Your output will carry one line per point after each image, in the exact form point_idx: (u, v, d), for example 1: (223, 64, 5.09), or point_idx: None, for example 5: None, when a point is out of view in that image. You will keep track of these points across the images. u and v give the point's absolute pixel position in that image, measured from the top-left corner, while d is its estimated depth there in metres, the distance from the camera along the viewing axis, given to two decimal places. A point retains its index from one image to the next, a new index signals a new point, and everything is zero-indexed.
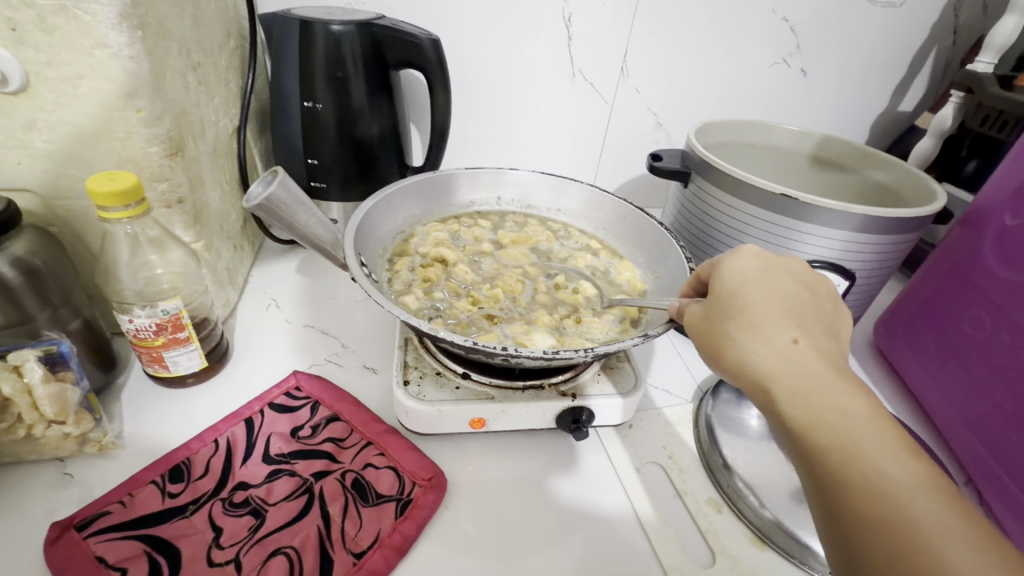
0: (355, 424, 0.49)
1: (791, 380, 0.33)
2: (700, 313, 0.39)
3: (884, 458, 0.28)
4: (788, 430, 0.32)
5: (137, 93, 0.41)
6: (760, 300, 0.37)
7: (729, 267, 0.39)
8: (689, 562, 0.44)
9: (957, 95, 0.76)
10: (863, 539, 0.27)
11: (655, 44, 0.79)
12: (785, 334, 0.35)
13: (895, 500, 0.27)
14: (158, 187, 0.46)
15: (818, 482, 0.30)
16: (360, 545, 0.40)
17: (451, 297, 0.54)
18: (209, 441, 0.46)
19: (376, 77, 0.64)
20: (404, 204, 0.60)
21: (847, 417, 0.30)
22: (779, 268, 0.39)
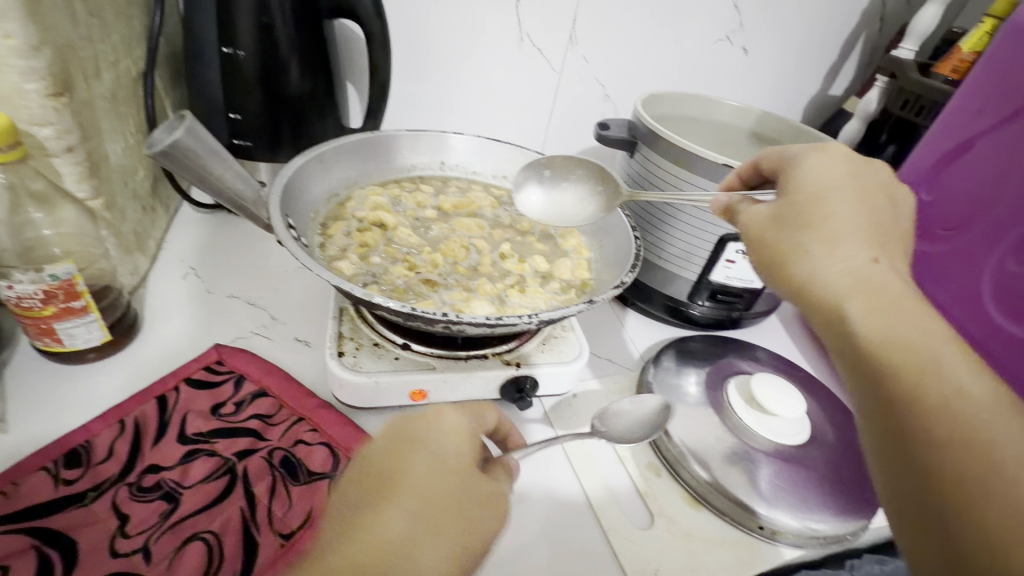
0: (284, 398, 0.46)
1: (873, 295, 0.33)
2: (763, 222, 0.38)
3: (967, 380, 0.29)
4: (858, 346, 0.32)
5: (5, 16, 0.35)
6: (840, 212, 0.36)
7: (811, 172, 0.38)
8: (629, 525, 0.45)
9: (882, 79, 0.81)
10: (936, 460, 0.27)
11: (605, 11, 0.77)
12: (866, 253, 0.34)
13: (973, 418, 0.27)
14: (41, 133, 0.40)
15: (888, 401, 0.30)
16: (289, 526, 0.38)
17: (388, 262, 0.51)
18: (111, 421, 0.41)
19: (307, 24, 0.59)
20: (338, 164, 0.55)
21: (926, 335, 0.31)
22: (869, 175, 0.38)
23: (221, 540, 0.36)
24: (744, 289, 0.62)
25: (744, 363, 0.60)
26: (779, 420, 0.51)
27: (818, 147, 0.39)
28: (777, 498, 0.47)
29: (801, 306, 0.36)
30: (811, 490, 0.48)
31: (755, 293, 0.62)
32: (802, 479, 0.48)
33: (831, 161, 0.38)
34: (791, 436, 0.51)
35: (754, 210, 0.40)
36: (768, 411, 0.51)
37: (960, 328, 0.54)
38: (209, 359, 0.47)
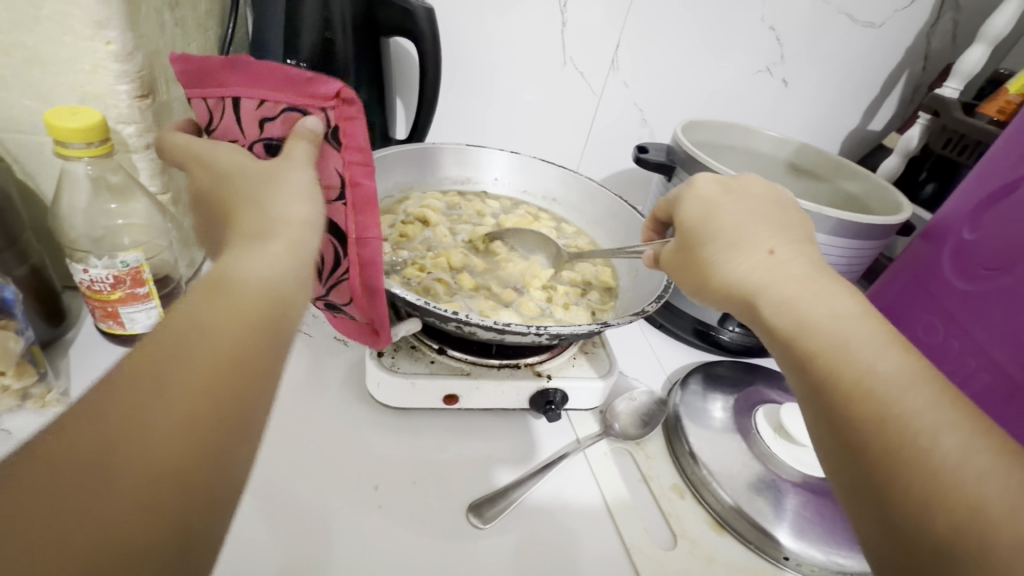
0: (364, 234, 0.38)
1: (779, 285, 0.33)
2: (677, 250, 0.41)
3: (873, 354, 0.28)
4: (780, 341, 0.32)
5: (108, 23, 0.38)
6: (730, 221, 0.38)
7: (692, 198, 0.41)
8: (653, 545, 0.44)
9: (925, 117, 0.80)
10: (860, 438, 0.27)
11: (647, 39, 0.79)
12: (762, 247, 0.36)
13: (886, 401, 0.27)
14: (125, 130, 0.43)
15: (814, 389, 0.29)
16: (376, 316, 0.42)
17: (415, 254, 0.56)
18: (244, 77, 0.35)
19: (365, 40, 0.62)
20: (392, 170, 0.60)
21: (828, 312, 0.31)
22: (742, 192, 0.41)
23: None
24: None
25: (775, 393, 0.59)
26: (808, 451, 0.50)
27: (686, 183, 0.43)
28: (804, 529, 0.46)
29: (724, 302, 0.37)
30: (839, 525, 0.47)
31: None
32: (830, 512, 0.48)
33: (707, 186, 0.42)
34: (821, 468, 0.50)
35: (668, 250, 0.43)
36: (797, 441, 0.50)
37: (1000, 369, 0.52)
38: (341, 94, 0.35)
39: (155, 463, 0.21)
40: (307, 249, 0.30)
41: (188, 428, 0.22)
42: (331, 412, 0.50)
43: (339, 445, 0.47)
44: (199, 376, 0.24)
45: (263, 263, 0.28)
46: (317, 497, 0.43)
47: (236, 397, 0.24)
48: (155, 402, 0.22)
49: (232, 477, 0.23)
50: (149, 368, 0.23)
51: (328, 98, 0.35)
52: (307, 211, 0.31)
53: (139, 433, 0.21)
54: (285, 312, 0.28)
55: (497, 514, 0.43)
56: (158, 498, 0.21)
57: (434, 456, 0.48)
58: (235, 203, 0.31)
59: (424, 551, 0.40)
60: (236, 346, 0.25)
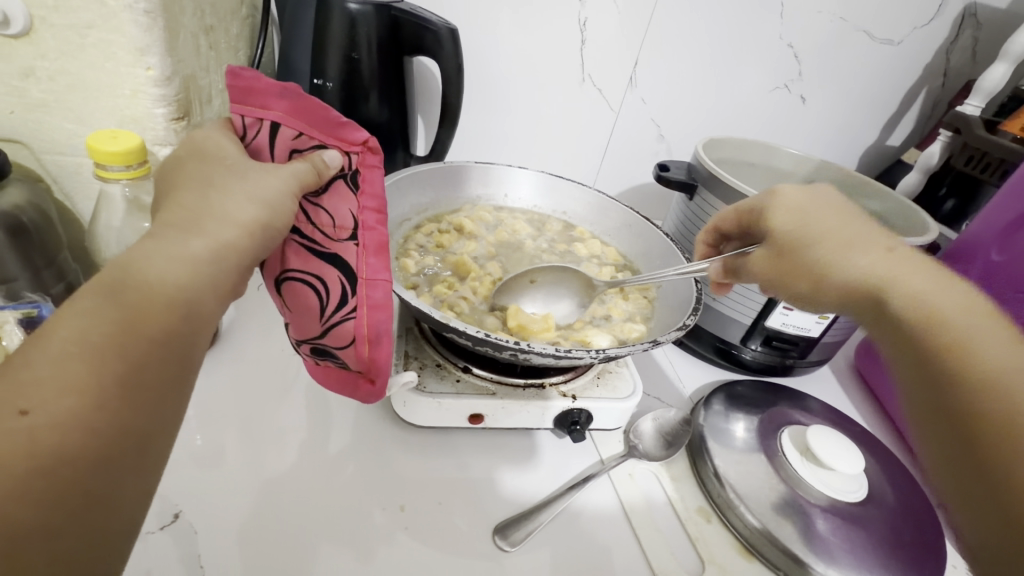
0: (374, 276, 0.37)
1: (890, 285, 0.34)
2: (770, 251, 0.42)
3: (1021, 375, 0.28)
4: (913, 351, 0.32)
5: (148, 50, 0.39)
6: (827, 227, 0.38)
7: (785, 202, 0.42)
8: (678, 569, 0.44)
9: (946, 133, 0.79)
10: (1010, 456, 0.26)
11: (666, 56, 0.80)
12: (879, 257, 0.36)
13: (1007, 394, 0.28)
14: (160, 152, 0.44)
15: (954, 405, 0.29)
16: (376, 363, 0.39)
17: (443, 267, 0.59)
18: (287, 106, 0.35)
19: (389, 59, 0.63)
20: (413, 191, 0.61)
21: (965, 320, 0.31)
22: (832, 194, 0.41)
23: (295, 319, 0.39)
24: (800, 336, 0.61)
25: (797, 413, 0.59)
26: (834, 474, 0.50)
27: (771, 187, 0.44)
28: (835, 555, 0.45)
29: (835, 305, 0.37)
30: (869, 553, 0.46)
31: (811, 342, 0.62)
32: (860, 539, 0.47)
33: (785, 189, 0.42)
34: (848, 493, 0.49)
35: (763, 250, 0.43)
36: (824, 465, 0.50)
37: None
38: (368, 142, 0.36)
39: (33, 487, 0.21)
40: (235, 251, 0.29)
41: (72, 450, 0.22)
42: (355, 429, 0.50)
43: (362, 463, 0.47)
44: (91, 387, 0.23)
45: (178, 262, 0.27)
46: (342, 516, 0.43)
47: (132, 414, 0.24)
48: (41, 414, 0.22)
49: (120, 495, 0.23)
50: (43, 369, 0.22)
51: (356, 144, 0.36)
52: (253, 215, 0.31)
53: (16, 447, 0.21)
54: (198, 317, 0.27)
55: (523, 538, 0.43)
56: (32, 524, 0.20)
57: (457, 475, 0.48)
58: (181, 191, 0.31)
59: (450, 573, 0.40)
60: (137, 354, 0.24)
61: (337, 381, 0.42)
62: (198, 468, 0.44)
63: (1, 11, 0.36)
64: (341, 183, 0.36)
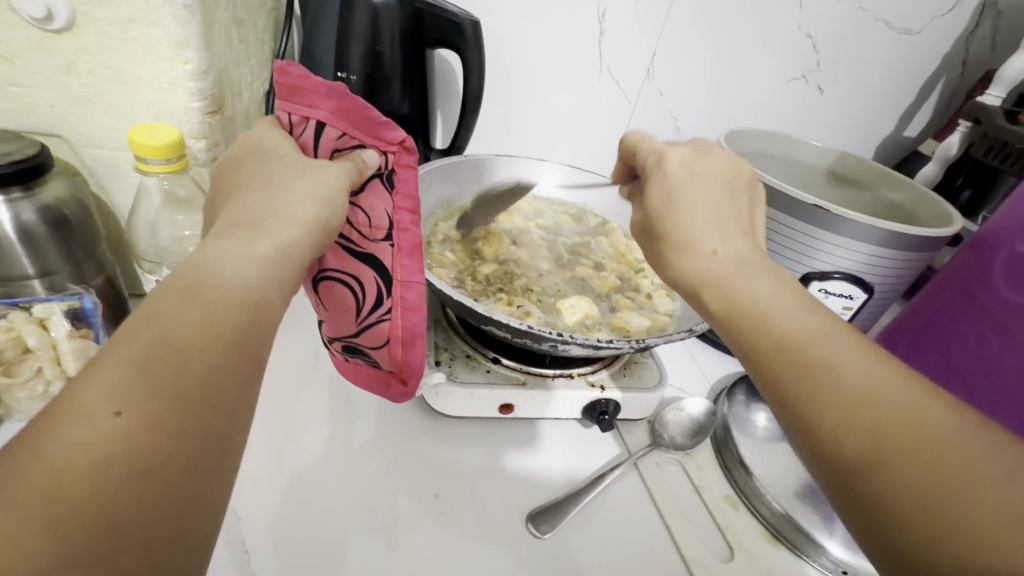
0: (409, 278, 0.38)
1: (717, 280, 0.33)
2: (642, 237, 0.40)
3: (844, 356, 0.28)
4: (748, 350, 0.31)
5: (187, 44, 0.40)
6: (677, 215, 0.37)
7: (659, 178, 0.39)
8: (710, 556, 0.45)
9: (966, 124, 0.79)
10: (862, 443, 0.25)
11: (684, 49, 0.79)
12: (706, 245, 0.35)
13: (865, 404, 0.26)
14: (195, 145, 0.45)
15: (792, 402, 0.28)
16: (410, 365, 0.40)
17: (473, 259, 0.60)
18: (333, 106, 0.35)
19: (411, 52, 0.63)
20: (437, 184, 0.61)
21: (787, 315, 0.30)
22: (701, 165, 0.39)
23: (330, 318, 0.40)
24: None
25: None
26: None
27: (656, 155, 0.41)
28: None
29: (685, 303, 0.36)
30: None
31: None
32: None
33: (673, 169, 0.39)
34: None
35: (637, 217, 0.42)
36: None
37: None
38: (405, 142, 0.36)
39: (134, 499, 0.20)
40: (297, 246, 0.30)
41: (166, 454, 0.22)
42: (385, 420, 0.51)
43: (395, 452, 0.48)
44: (177, 391, 0.23)
45: (248, 263, 0.27)
46: (376, 504, 0.43)
47: (216, 416, 0.24)
48: (135, 417, 0.21)
49: (210, 497, 0.23)
50: (129, 373, 0.22)
51: (393, 143, 0.36)
52: (314, 214, 0.31)
53: (114, 451, 0.21)
54: (267, 318, 0.27)
55: (556, 525, 0.44)
56: (132, 534, 0.20)
57: (487, 465, 0.49)
58: (239, 190, 0.31)
59: (486, 560, 0.41)
60: (218, 357, 0.24)
61: (367, 378, 0.43)
62: None
63: (44, 6, 0.36)
64: (377, 182, 0.37)
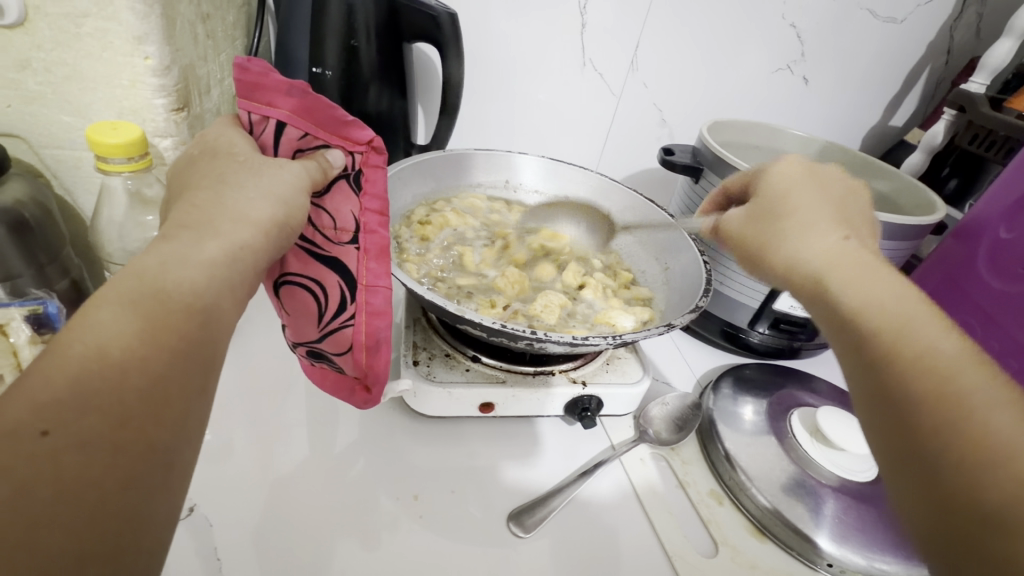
0: (375, 282, 0.37)
1: (829, 258, 0.35)
2: (745, 222, 0.42)
3: (933, 336, 0.29)
4: (841, 318, 0.32)
5: (146, 39, 0.38)
6: (805, 204, 0.39)
7: (776, 174, 0.42)
8: (693, 552, 0.44)
9: (951, 112, 0.78)
10: (920, 407, 0.27)
11: (667, 40, 0.79)
12: (836, 233, 0.36)
13: (944, 375, 0.27)
14: (161, 144, 0.44)
15: (873, 365, 0.30)
16: (374, 371, 0.39)
17: (443, 260, 0.59)
18: (294, 104, 0.34)
19: (388, 46, 0.61)
20: (414, 182, 0.61)
21: (892, 294, 0.32)
22: (826, 174, 0.42)
23: (293, 322, 0.39)
24: (807, 319, 0.61)
25: (805, 395, 0.59)
26: (845, 454, 0.50)
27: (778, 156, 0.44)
28: (847, 535, 0.45)
29: (780, 278, 0.37)
30: (882, 532, 0.46)
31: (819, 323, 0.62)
32: (871, 519, 0.47)
33: (790, 166, 0.42)
34: (859, 473, 0.49)
35: (736, 217, 0.43)
36: (835, 445, 0.50)
37: None
38: (373, 141, 0.36)
39: (64, 519, 0.20)
40: (252, 252, 0.29)
41: (99, 471, 0.21)
42: (364, 420, 0.50)
43: (373, 453, 0.48)
44: (113, 405, 0.22)
45: (194, 268, 0.26)
46: (350, 505, 0.42)
47: (157, 428, 0.23)
48: (64, 435, 0.21)
49: (151, 512, 0.22)
50: (57, 388, 0.21)
51: (361, 144, 0.36)
52: (270, 214, 0.31)
53: (38, 471, 0.20)
54: (216, 324, 0.27)
55: (538, 524, 0.43)
56: (62, 555, 0.19)
57: (467, 464, 0.48)
58: (193, 188, 0.30)
59: (465, 562, 0.40)
60: (159, 368, 0.24)
61: (333, 383, 0.42)
62: (209, 462, 0.44)
63: None
64: (343, 183, 0.36)
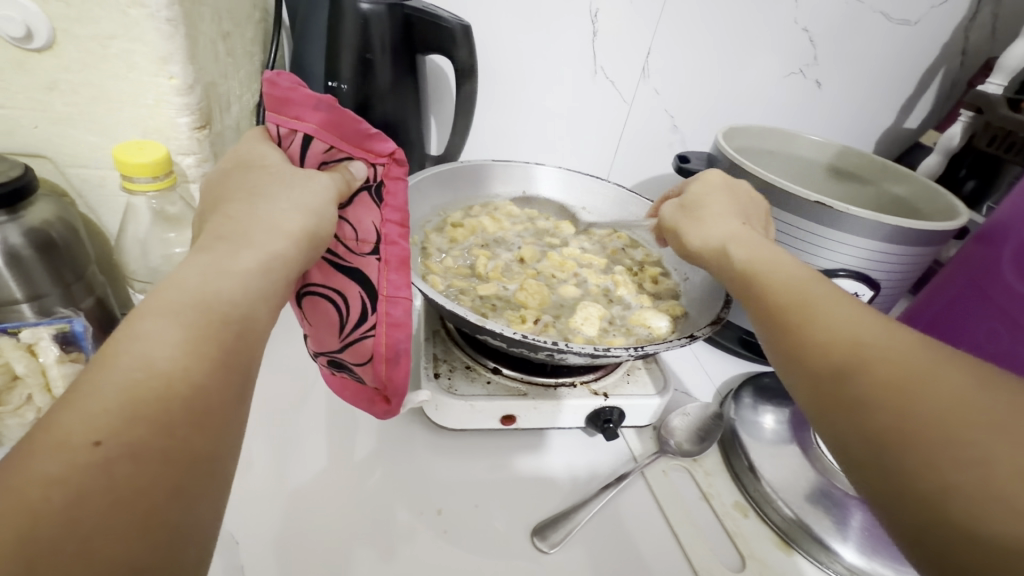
0: (395, 293, 0.37)
1: (744, 252, 0.39)
2: (675, 213, 0.49)
3: (842, 316, 0.31)
4: (766, 310, 0.35)
5: (171, 59, 0.39)
6: (715, 208, 0.46)
7: (693, 186, 0.50)
8: (719, 565, 0.43)
9: (967, 114, 0.77)
10: (847, 384, 0.28)
11: (678, 47, 0.78)
12: (734, 224, 0.43)
13: (860, 349, 0.29)
14: (184, 161, 0.44)
15: (796, 350, 0.32)
16: (393, 382, 0.39)
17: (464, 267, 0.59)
18: (321, 117, 0.34)
19: (403, 58, 0.62)
20: (432, 191, 0.61)
21: (797, 280, 0.35)
22: (731, 185, 0.48)
23: (314, 333, 0.39)
24: None
25: None
26: None
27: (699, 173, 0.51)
28: (874, 547, 0.45)
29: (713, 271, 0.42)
30: None
31: None
32: None
33: (700, 178, 0.50)
34: None
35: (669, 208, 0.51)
36: None
37: None
38: (395, 154, 0.36)
39: (118, 528, 0.20)
40: (284, 262, 0.29)
41: (148, 480, 0.21)
42: (384, 433, 0.50)
43: (395, 466, 0.47)
44: (158, 416, 0.22)
45: (230, 279, 0.27)
46: (374, 520, 0.42)
47: (201, 438, 0.23)
48: (113, 448, 0.21)
49: (199, 519, 0.23)
50: (107, 399, 0.22)
51: (382, 156, 0.36)
52: (301, 225, 0.31)
53: (92, 481, 0.20)
54: (252, 333, 0.27)
55: (563, 538, 0.43)
56: (117, 563, 0.20)
57: (489, 477, 0.48)
58: (226, 204, 0.31)
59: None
60: (201, 379, 0.24)
61: (353, 393, 0.42)
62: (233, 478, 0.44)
63: (24, 25, 0.36)
64: (365, 195, 0.36)
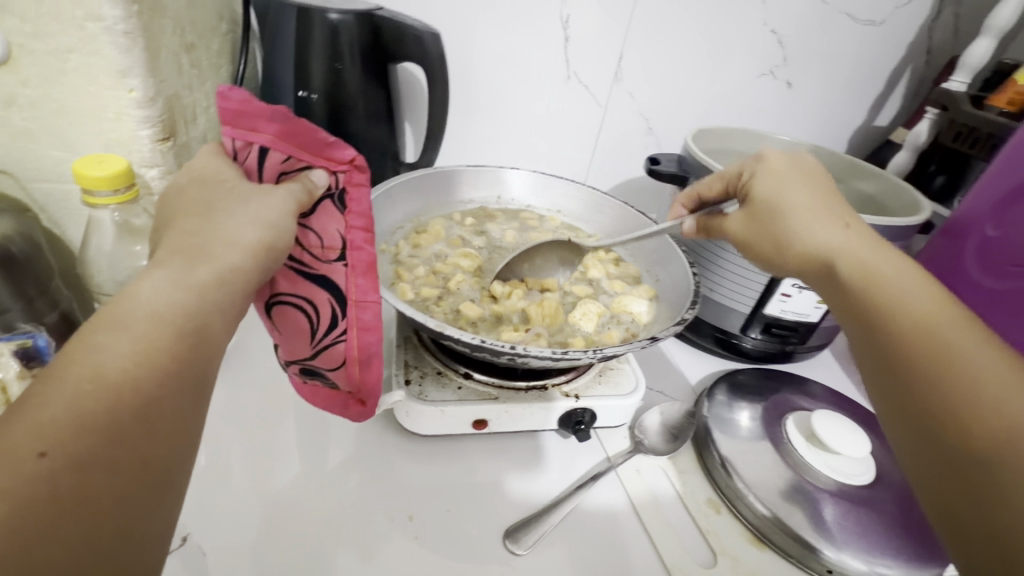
0: (363, 297, 0.37)
1: (855, 262, 0.38)
2: (743, 221, 0.47)
3: (972, 351, 0.32)
4: (880, 332, 0.35)
5: (130, 72, 0.39)
6: (797, 203, 0.43)
7: (761, 178, 0.46)
8: (691, 562, 0.44)
9: (933, 111, 0.79)
10: (966, 436, 0.30)
11: (649, 50, 0.80)
12: (837, 225, 0.41)
13: (985, 391, 0.30)
14: (148, 174, 0.44)
15: (916, 384, 0.33)
16: (367, 384, 0.39)
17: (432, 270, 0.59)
18: (277, 128, 0.35)
19: (373, 67, 0.62)
20: (403, 199, 0.61)
21: (920, 301, 0.35)
22: (806, 174, 0.45)
23: (284, 341, 0.39)
24: (799, 322, 0.61)
25: (801, 399, 0.59)
26: (842, 458, 0.50)
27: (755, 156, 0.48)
28: (845, 538, 0.45)
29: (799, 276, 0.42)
30: (880, 535, 0.46)
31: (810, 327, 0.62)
32: (869, 523, 0.47)
33: (773, 164, 0.46)
34: (857, 476, 0.49)
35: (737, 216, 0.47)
36: (831, 449, 0.50)
37: None
38: (355, 160, 0.36)
39: (62, 538, 0.20)
40: (242, 273, 0.29)
41: (96, 488, 0.22)
42: (357, 440, 0.50)
43: (367, 473, 0.47)
44: (108, 426, 0.22)
45: (186, 289, 0.27)
46: (345, 527, 0.42)
47: (152, 446, 0.23)
48: (63, 456, 0.21)
49: (147, 527, 0.23)
50: (58, 409, 0.22)
51: (343, 163, 0.36)
52: (259, 237, 0.31)
53: (36, 491, 0.20)
54: (208, 343, 0.27)
55: (535, 541, 0.43)
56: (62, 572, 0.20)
57: (462, 481, 0.48)
58: (182, 216, 0.31)
59: None
60: (153, 387, 0.24)
61: (325, 399, 0.42)
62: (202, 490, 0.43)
63: None
64: (328, 203, 0.36)
